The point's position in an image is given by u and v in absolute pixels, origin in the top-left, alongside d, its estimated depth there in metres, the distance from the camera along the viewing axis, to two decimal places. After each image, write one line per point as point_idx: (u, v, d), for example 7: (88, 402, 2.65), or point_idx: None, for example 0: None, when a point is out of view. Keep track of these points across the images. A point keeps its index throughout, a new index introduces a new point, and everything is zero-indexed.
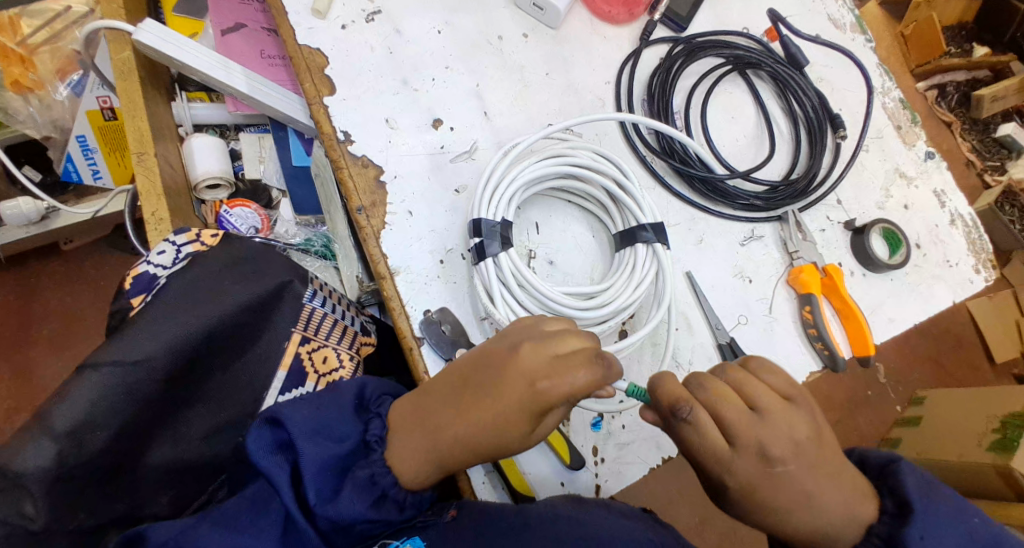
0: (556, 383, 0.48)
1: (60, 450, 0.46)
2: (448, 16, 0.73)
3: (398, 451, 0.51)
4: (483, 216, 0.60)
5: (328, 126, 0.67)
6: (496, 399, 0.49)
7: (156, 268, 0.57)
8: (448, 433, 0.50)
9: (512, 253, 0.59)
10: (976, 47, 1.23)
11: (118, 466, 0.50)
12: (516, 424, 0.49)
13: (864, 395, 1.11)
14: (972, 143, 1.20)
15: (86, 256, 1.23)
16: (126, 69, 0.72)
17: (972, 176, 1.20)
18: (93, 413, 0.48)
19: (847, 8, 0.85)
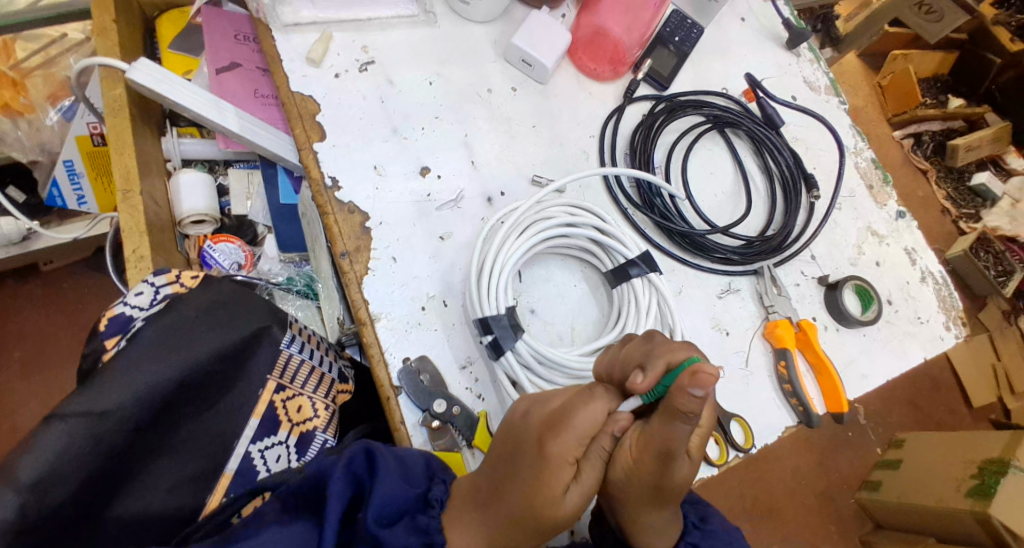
0: (565, 433, 0.47)
1: (23, 502, 0.45)
2: (440, 67, 0.75)
3: (455, 544, 0.49)
4: (488, 312, 0.60)
5: (317, 172, 0.68)
6: (525, 461, 0.48)
7: (133, 310, 0.58)
8: (492, 515, 0.49)
9: (526, 338, 0.60)
10: (951, 97, 1.81)
11: (80, 519, 0.48)
12: (547, 483, 0.47)
13: (850, 436, 1.48)
14: (948, 191, 1.78)
15: (65, 279, 1.22)
16: (118, 105, 0.73)
17: (950, 221, 1.77)
18: (58, 464, 0.47)
19: (821, 71, 0.89)
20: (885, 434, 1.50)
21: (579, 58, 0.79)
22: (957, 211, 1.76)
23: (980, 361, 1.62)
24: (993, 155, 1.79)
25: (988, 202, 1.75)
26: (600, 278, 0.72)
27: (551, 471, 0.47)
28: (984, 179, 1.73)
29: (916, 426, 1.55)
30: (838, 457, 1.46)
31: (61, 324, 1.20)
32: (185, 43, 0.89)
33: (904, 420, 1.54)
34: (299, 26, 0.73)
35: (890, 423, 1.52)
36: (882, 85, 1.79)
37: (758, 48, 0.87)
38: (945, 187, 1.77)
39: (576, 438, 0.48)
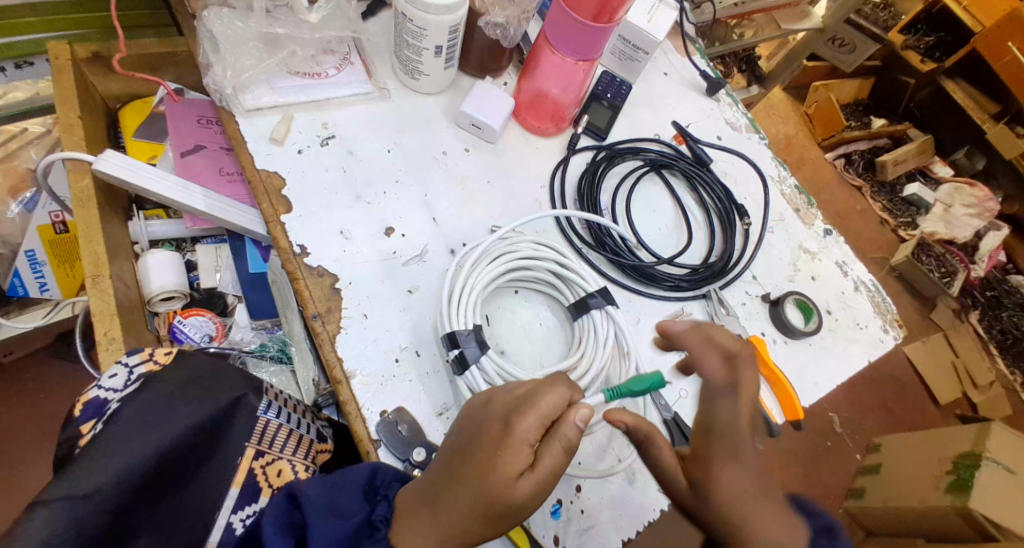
0: (525, 417, 0.52)
1: None
2: (395, 137, 0.81)
3: (403, 535, 0.52)
4: (457, 327, 0.64)
5: (285, 241, 0.71)
6: (482, 448, 0.52)
7: (107, 392, 0.60)
8: (443, 504, 0.51)
9: (492, 355, 0.64)
10: (874, 118, 1.97)
11: None
12: (500, 462, 0.50)
13: (825, 445, 1.53)
14: (882, 204, 1.90)
15: (28, 370, 1.20)
16: (84, 197, 0.76)
17: (890, 231, 1.88)
18: None
19: (740, 113, 0.98)
20: (863, 440, 1.56)
21: (523, 118, 0.86)
22: (895, 222, 1.87)
23: (941, 359, 1.69)
24: (921, 166, 1.92)
25: (922, 209, 1.86)
26: (564, 314, 0.75)
27: (504, 452, 0.51)
28: (914, 188, 1.85)
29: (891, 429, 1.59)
30: (821, 467, 1.50)
31: (23, 415, 1.18)
32: (149, 131, 0.93)
33: (879, 423, 1.59)
34: (262, 110, 0.78)
35: (865, 427, 1.58)
36: (809, 114, 1.94)
37: (683, 95, 0.96)
38: (878, 200, 1.89)
39: (538, 419, 0.52)
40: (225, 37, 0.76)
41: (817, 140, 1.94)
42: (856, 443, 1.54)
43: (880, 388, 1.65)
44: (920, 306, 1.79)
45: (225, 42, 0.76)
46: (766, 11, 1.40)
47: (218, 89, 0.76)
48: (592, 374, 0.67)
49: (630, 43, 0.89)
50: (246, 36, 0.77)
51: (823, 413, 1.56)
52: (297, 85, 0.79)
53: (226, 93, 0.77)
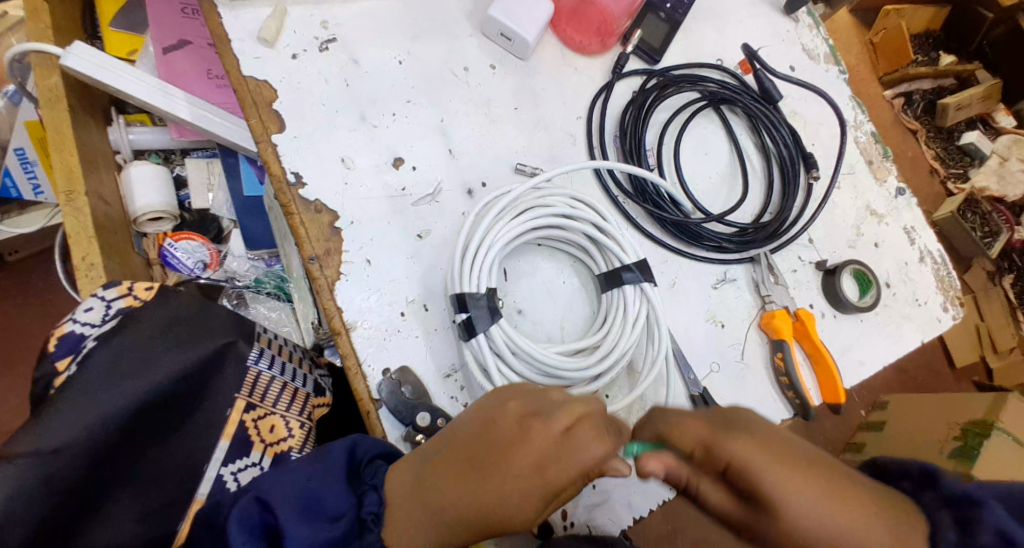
0: (565, 474, 0.45)
1: None
2: (412, 47, 0.69)
3: (397, 530, 0.49)
4: (467, 289, 0.56)
5: (277, 167, 0.62)
6: (506, 495, 0.46)
7: (83, 327, 0.54)
8: (447, 512, 0.47)
9: (503, 324, 0.56)
10: (943, 55, 1.75)
11: None
12: (522, 509, 0.46)
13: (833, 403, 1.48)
14: (936, 150, 1.73)
15: (29, 269, 1.15)
16: (53, 97, 0.66)
17: (937, 182, 1.71)
18: (9, 511, 0.43)
19: (821, 39, 0.84)
20: (870, 397, 1.50)
21: (561, 29, 0.73)
22: (946, 172, 1.71)
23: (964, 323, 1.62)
24: (981, 113, 1.72)
25: (977, 161, 1.70)
26: (590, 278, 0.67)
27: (529, 500, 0.45)
28: (973, 136, 1.66)
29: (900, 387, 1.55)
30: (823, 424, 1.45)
31: (32, 315, 1.14)
32: (127, 22, 0.82)
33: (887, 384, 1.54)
34: (250, 0, 0.66)
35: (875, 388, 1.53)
36: (874, 43, 1.72)
37: (751, 14, 0.82)
38: (932, 145, 1.72)
39: (576, 473, 0.45)
40: None
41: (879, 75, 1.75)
42: (863, 399, 1.49)
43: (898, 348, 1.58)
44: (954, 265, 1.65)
45: None
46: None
47: None
48: (614, 355, 0.59)
49: None
50: None
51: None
52: None
53: None
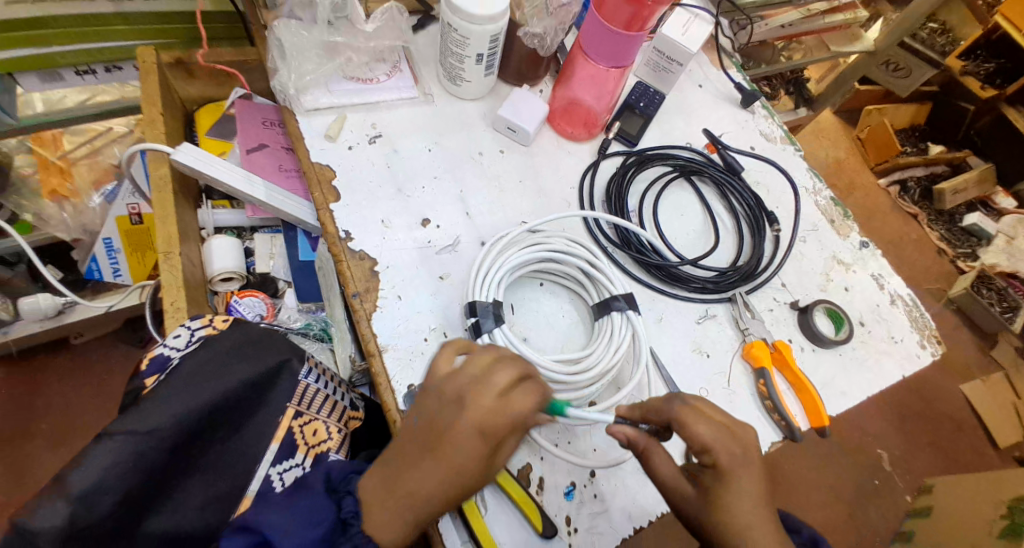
0: (501, 422, 0.58)
1: (73, 511, 0.51)
2: (437, 138, 0.86)
3: (378, 519, 0.58)
4: (479, 298, 0.71)
5: (331, 227, 0.77)
6: (461, 453, 0.58)
7: (171, 350, 0.67)
8: (422, 496, 0.58)
9: (505, 329, 0.69)
10: (932, 145, 2.16)
11: (119, 534, 0.54)
12: (481, 467, 0.59)
13: (877, 485, 1.64)
14: (941, 231, 2.07)
15: (93, 350, 1.38)
16: (162, 183, 0.85)
17: (949, 261, 2.03)
18: (104, 478, 0.53)
19: (777, 125, 1.01)
20: (912, 481, 1.67)
21: (558, 124, 0.90)
22: (954, 252, 2.03)
23: (997, 396, 1.78)
24: (981, 197, 2.09)
25: (984, 240, 2.01)
26: (586, 309, 0.78)
27: (478, 452, 0.58)
28: (974, 218, 2.02)
29: (941, 468, 1.71)
30: (869, 509, 1.61)
31: (91, 389, 1.35)
32: (219, 130, 1.03)
33: (929, 465, 1.70)
34: (318, 111, 0.85)
35: (915, 469, 1.69)
36: (862, 138, 2.15)
37: (715, 108, 0.99)
38: (935, 228, 2.06)
39: (515, 424, 0.59)
40: (289, 41, 0.83)
41: (872, 166, 2.14)
42: (906, 483, 1.66)
43: (938, 435, 1.75)
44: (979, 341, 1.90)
45: (290, 46, 0.83)
46: (815, 33, 1.55)
47: (282, 90, 0.84)
48: (599, 363, 0.70)
49: (665, 54, 0.93)
50: (309, 42, 0.84)
51: (870, 449, 1.68)
52: (351, 88, 0.86)
53: (288, 93, 0.84)
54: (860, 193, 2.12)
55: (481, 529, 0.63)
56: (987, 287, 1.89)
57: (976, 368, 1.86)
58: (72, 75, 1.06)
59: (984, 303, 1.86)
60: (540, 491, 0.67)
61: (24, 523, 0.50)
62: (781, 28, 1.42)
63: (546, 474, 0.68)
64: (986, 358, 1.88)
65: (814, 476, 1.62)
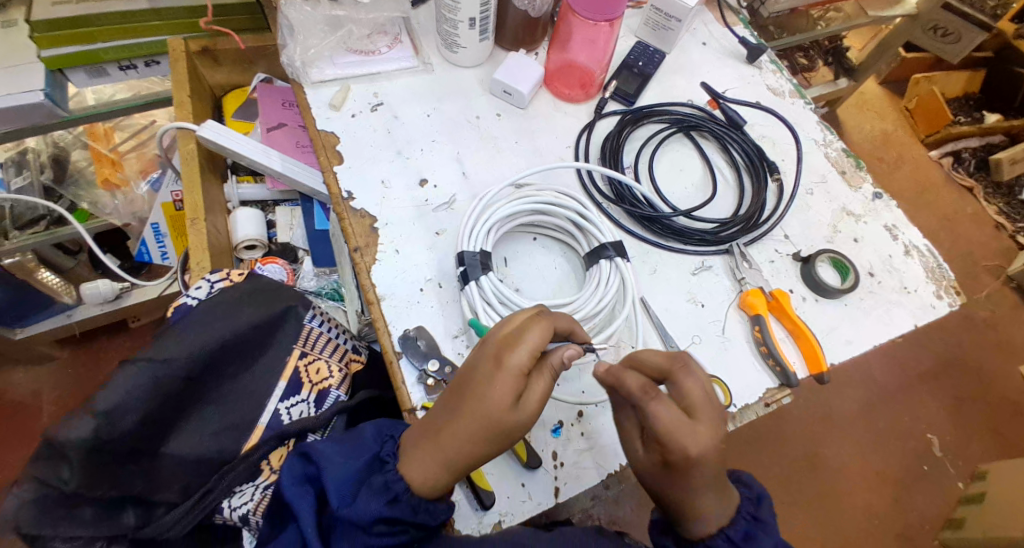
0: (517, 355, 0.61)
1: (96, 426, 0.62)
2: (437, 104, 0.90)
3: (410, 463, 0.62)
4: (467, 248, 0.74)
5: (336, 187, 0.82)
6: (479, 383, 0.61)
7: (193, 300, 0.76)
8: (448, 435, 0.61)
9: (491, 276, 0.72)
10: (988, 114, 2.06)
11: (141, 449, 0.65)
12: (499, 400, 0.60)
13: (925, 471, 1.58)
14: (1000, 205, 1.96)
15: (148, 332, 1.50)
16: (190, 158, 0.93)
17: (1008, 236, 1.93)
18: (126, 398, 0.64)
19: (785, 79, 1.00)
20: (966, 467, 1.59)
21: (554, 87, 0.93)
22: (1013, 227, 1.93)
23: None
24: None
25: None
26: (578, 260, 0.81)
27: (501, 385, 0.60)
28: None
29: (999, 453, 1.62)
30: (916, 491, 1.55)
31: None
32: (245, 112, 1.09)
33: (985, 450, 1.62)
34: (325, 82, 0.90)
35: (969, 455, 1.61)
36: (910, 108, 2.07)
37: (718, 65, 0.99)
38: (994, 202, 1.96)
39: (529, 352, 0.61)
40: (298, 19, 0.89)
41: (922, 138, 2.05)
42: (958, 469, 1.58)
43: (996, 419, 1.66)
44: None
45: (298, 23, 0.89)
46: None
47: (291, 63, 0.89)
48: (587, 307, 0.73)
49: (663, 12, 0.94)
50: (315, 18, 0.90)
51: (921, 436, 1.61)
52: (356, 61, 0.91)
53: (297, 66, 0.89)
54: (909, 165, 2.02)
55: None
56: None
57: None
58: (115, 71, 1.12)
59: None
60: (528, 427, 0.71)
61: (56, 435, 0.60)
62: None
63: None
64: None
65: (858, 467, 1.56)
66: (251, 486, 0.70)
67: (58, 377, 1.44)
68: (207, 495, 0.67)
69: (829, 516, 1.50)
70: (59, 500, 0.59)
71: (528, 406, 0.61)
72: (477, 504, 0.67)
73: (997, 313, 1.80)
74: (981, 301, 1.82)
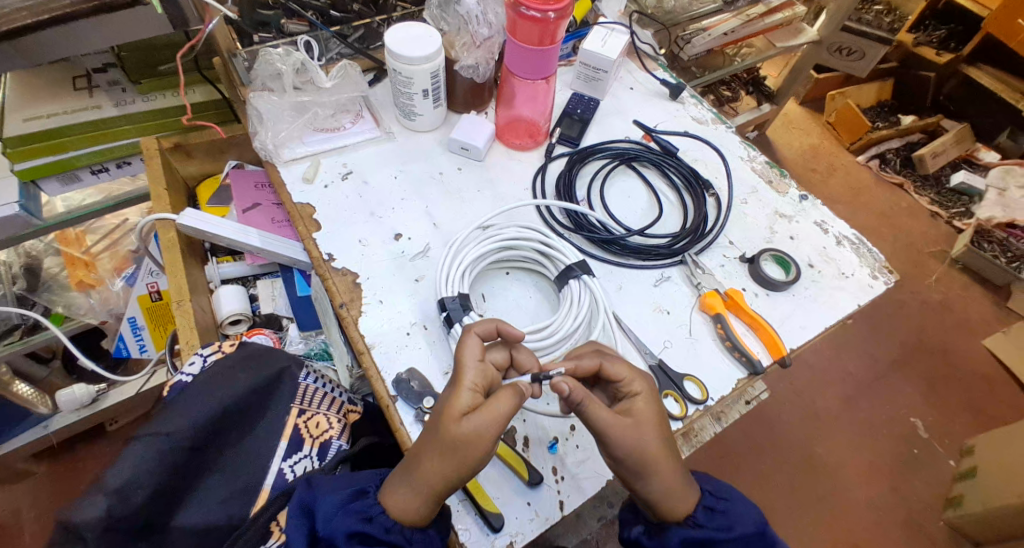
0: (464, 372, 0.68)
1: (109, 504, 0.65)
2: (400, 166, 0.97)
3: (390, 494, 0.67)
4: (447, 291, 0.80)
5: (316, 252, 0.88)
6: (439, 406, 0.67)
7: (188, 375, 0.80)
8: (415, 460, 0.66)
9: (473, 314, 0.78)
10: (901, 117, 2.24)
11: (153, 525, 0.68)
12: (447, 414, 0.65)
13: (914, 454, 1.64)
14: (931, 197, 2.11)
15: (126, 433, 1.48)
16: (171, 244, 0.98)
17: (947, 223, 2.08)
18: (135, 474, 0.67)
19: (706, 109, 1.11)
20: (953, 445, 1.66)
21: (505, 139, 1.01)
22: (947, 214, 2.08)
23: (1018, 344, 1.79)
24: (963, 155, 2.17)
25: (975, 197, 2.08)
26: (549, 288, 0.88)
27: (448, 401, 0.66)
28: (960, 177, 2.08)
29: (977, 425, 1.70)
30: (909, 476, 1.61)
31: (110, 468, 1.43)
32: (219, 198, 1.14)
33: (965, 423, 1.70)
34: (296, 159, 0.97)
35: (950, 432, 1.68)
36: (831, 122, 2.24)
37: (647, 104, 1.10)
38: (925, 195, 2.11)
39: (473, 369, 0.68)
40: (266, 107, 0.97)
41: (848, 146, 2.22)
42: (947, 448, 1.65)
43: (970, 394, 1.75)
44: (993, 294, 1.94)
45: (266, 111, 0.97)
46: (761, 34, 1.62)
47: (263, 147, 0.96)
48: (562, 330, 0.79)
49: (591, 65, 1.04)
50: (282, 106, 0.97)
51: (903, 419, 1.69)
52: (322, 137, 0.98)
53: (269, 148, 0.96)
54: (842, 171, 2.18)
55: (476, 486, 0.72)
56: (989, 241, 1.93)
57: (994, 320, 1.89)
58: (87, 174, 1.17)
59: (988, 255, 1.91)
60: (527, 447, 0.76)
61: (74, 518, 0.63)
62: (724, 36, 1.49)
63: (530, 433, 0.77)
64: (1001, 309, 1.91)
65: (854, 464, 1.62)
66: None
67: (36, 494, 1.40)
68: None
69: (833, 515, 1.55)
70: None
71: (474, 420, 0.64)
72: (488, 528, 0.71)
73: (949, 293, 1.93)
74: (932, 285, 1.95)
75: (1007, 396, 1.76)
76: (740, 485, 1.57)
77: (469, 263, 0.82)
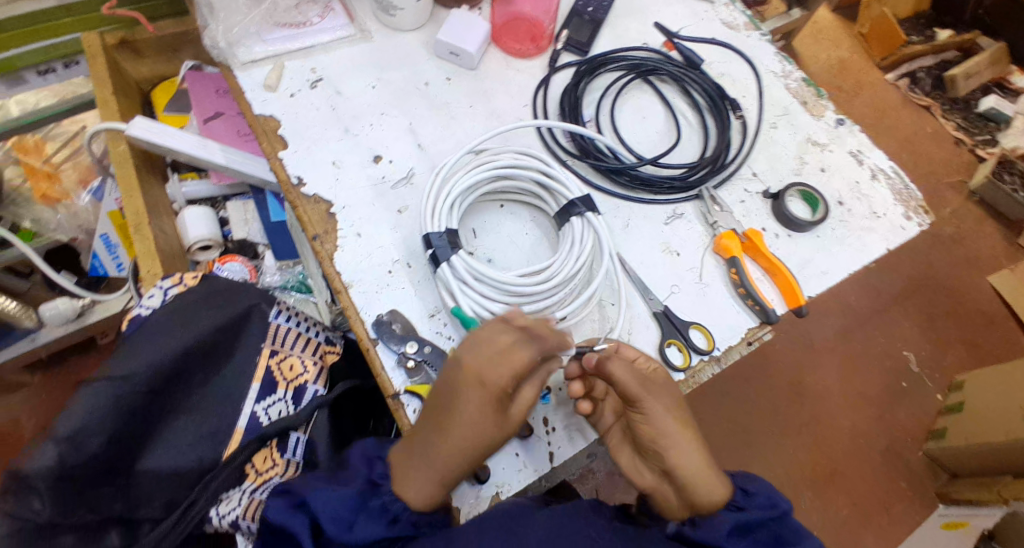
0: (501, 373, 0.59)
1: (60, 452, 0.59)
2: (379, 74, 0.85)
3: (408, 487, 0.61)
4: (432, 227, 0.70)
5: (283, 174, 0.78)
6: (469, 409, 0.59)
7: (147, 310, 0.72)
8: (441, 460, 0.60)
9: (462, 253, 0.69)
10: (937, 32, 2.04)
11: (113, 470, 0.62)
12: (492, 421, 0.60)
13: (903, 388, 1.61)
14: (958, 122, 1.96)
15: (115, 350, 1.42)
16: (123, 160, 0.87)
17: (968, 152, 1.94)
18: (89, 419, 0.61)
19: (738, 11, 0.97)
20: (942, 380, 1.63)
21: (503, 42, 0.88)
22: (972, 141, 1.93)
23: None
24: (999, 78, 1.99)
25: (1004, 124, 1.93)
26: (547, 223, 0.80)
27: (486, 408, 0.59)
28: (992, 102, 1.92)
29: (976, 363, 1.66)
30: (897, 410, 1.59)
31: None
32: (176, 105, 1.01)
33: (965, 361, 1.66)
34: (256, 62, 0.84)
35: (940, 365, 1.65)
36: (863, 34, 2.00)
37: (670, 4, 0.96)
38: (953, 118, 1.96)
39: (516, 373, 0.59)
40: None
41: (877, 61, 2.01)
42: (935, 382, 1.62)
43: (975, 332, 1.70)
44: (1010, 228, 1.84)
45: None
46: None
47: (215, 45, 0.83)
48: (561, 274, 0.71)
49: None
50: None
51: (907, 357, 1.65)
52: (286, 36, 0.85)
53: (221, 47, 0.83)
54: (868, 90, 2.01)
55: None
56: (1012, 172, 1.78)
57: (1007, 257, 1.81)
58: (34, 76, 1.05)
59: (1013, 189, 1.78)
60: None
61: (21, 465, 0.57)
62: None
63: None
64: (1012, 244, 1.82)
65: (850, 398, 1.59)
66: (237, 492, 0.67)
67: (31, 405, 1.36)
68: (191, 507, 0.64)
69: (819, 442, 1.54)
70: (33, 534, 0.56)
71: (511, 412, 0.62)
72: (473, 478, 0.66)
73: (962, 227, 1.82)
74: (947, 217, 1.84)
75: (1010, 335, 1.71)
76: (733, 419, 1.54)
77: (458, 195, 0.73)
